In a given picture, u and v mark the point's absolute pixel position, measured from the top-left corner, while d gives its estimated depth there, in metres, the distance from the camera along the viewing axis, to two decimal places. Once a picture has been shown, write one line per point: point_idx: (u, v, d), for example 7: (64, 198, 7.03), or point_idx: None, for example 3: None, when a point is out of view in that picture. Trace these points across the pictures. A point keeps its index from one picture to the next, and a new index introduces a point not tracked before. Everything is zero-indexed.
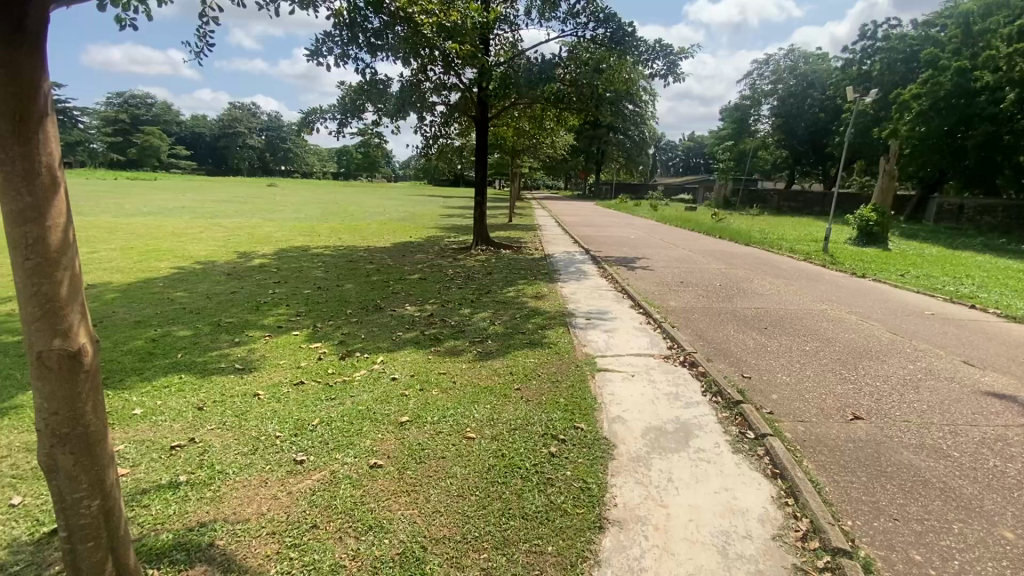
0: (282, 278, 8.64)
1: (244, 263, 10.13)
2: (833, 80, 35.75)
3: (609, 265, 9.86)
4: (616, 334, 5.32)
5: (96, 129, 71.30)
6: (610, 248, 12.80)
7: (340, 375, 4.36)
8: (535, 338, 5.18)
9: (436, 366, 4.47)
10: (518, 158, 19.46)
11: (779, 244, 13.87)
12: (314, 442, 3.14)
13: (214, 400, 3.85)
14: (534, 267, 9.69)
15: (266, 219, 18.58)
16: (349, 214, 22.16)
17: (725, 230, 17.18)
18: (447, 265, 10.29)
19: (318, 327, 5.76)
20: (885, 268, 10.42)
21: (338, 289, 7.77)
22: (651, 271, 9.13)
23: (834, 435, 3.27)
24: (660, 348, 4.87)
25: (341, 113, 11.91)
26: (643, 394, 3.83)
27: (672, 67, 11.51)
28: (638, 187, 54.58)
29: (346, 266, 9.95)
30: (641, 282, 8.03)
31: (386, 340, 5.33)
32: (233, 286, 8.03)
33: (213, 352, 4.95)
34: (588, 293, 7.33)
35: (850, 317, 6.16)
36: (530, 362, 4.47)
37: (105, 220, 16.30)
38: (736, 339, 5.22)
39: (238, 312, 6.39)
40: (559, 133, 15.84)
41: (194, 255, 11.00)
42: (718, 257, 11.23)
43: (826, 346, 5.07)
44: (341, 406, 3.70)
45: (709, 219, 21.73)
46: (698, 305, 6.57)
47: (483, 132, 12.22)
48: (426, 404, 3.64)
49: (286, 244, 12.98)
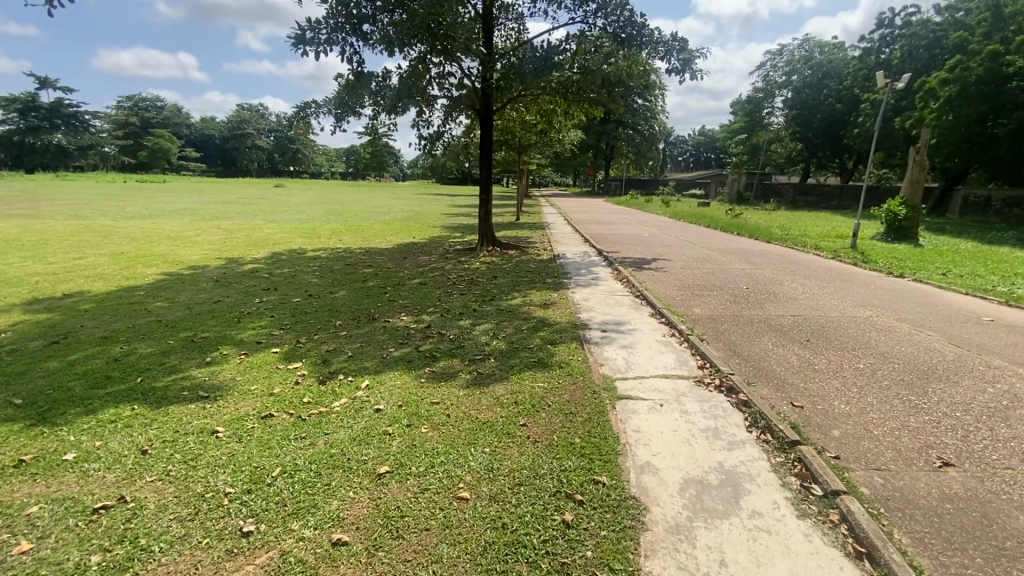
0: (272, 285, 8.08)
1: (236, 268, 9.60)
2: (850, 70, 34.64)
3: (623, 267, 9.15)
4: (636, 351, 4.64)
5: (108, 132, 71.94)
6: (623, 247, 12.13)
7: (316, 405, 3.73)
8: (543, 357, 4.53)
9: (428, 394, 3.83)
10: (525, 154, 18.81)
11: (803, 241, 13.09)
12: (268, 505, 2.51)
13: (165, 440, 3.25)
14: (542, 270, 9.05)
15: (267, 221, 18.09)
16: (353, 214, 21.63)
17: (743, 226, 16.43)
18: (450, 267, 9.67)
19: (301, 344, 5.16)
20: (923, 266, 9.61)
21: (330, 298, 7.18)
22: (669, 274, 8.43)
23: (923, 491, 2.59)
24: (689, 368, 4.19)
25: (337, 108, 11.35)
26: (676, 431, 3.16)
27: (687, 63, 10.77)
28: (647, 183, 53.84)
29: (341, 270, 9.37)
30: (660, 286, 7.34)
31: (374, 360, 4.70)
32: (218, 294, 7.48)
33: (178, 376, 4.36)
34: (601, 299, 6.65)
35: (901, 327, 5.42)
36: (538, 388, 3.81)
37: (102, 224, 15.90)
38: (777, 355, 4.51)
39: (216, 326, 5.82)
40: (567, 127, 15.21)
41: (186, 260, 10.51)
42: (740, 256, 10.50)
43: (883, 363, 4.35)
44: (311, 449, 3.08)
45: (724, 215, 20.92)
46: (727, 313, 5.86)
47: (486, 127, 11.56)
48: (412, 447, 2.99)
49: (282, 247, 12.45)
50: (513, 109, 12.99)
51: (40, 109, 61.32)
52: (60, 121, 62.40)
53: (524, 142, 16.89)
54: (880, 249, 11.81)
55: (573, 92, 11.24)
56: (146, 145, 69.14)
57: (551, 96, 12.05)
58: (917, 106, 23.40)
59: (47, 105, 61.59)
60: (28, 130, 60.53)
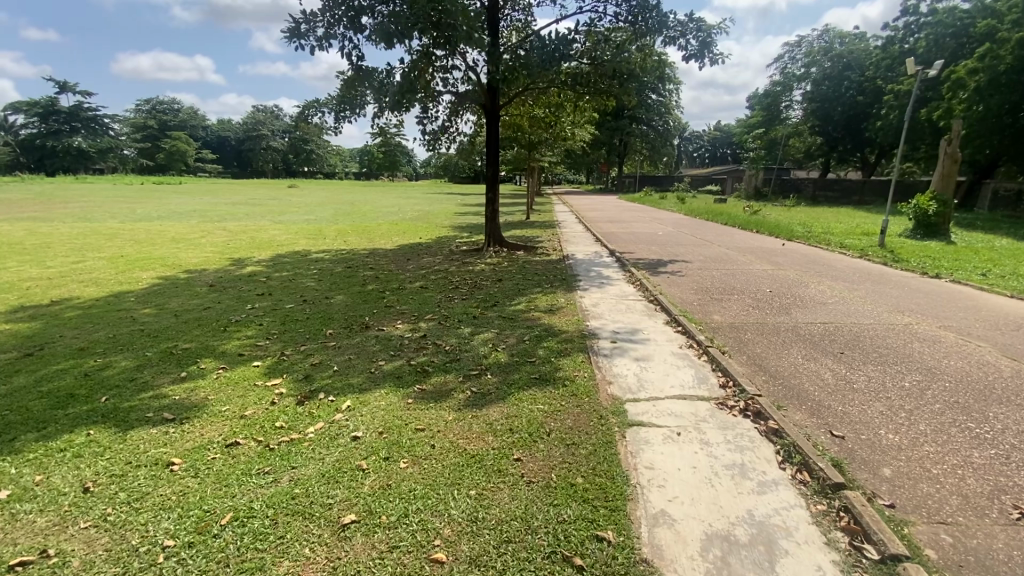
0: (267, 289, 7.73)
1: (235, 270, 9.32)
2: (872, 61, 33.47)
3: (637, 268, 8.66)
4: (650, 367, 4.16)
5: (127, 135, 72.96)
6: (636, 247, 11.64)
7: (289, 430, 3.33)
8: (545, 372, 4.08)
9: (414, 418, 3.41)
10: (536, 151, 18.31)
11: (827, 239, 12.44)
12: (208, 566, 2.13)
13: (112, 476, 2.89)
14: (550, 272, 8.59)
15: (275, 222, 17.87)
16: (362, 215, 21.35)
17: (762, 223, 15.77)
18: (454, 269, 9.27)
19: (285, 355, 4.77)
20: (959, 265, 8.95)
21: (325, 304, 6.80)
22: (686, 276, 7.91)
23: (1003, 554, 2.10)
24: (711, 388, 3.70)
25: (339, 106, 10.97)
26: (696, 469, 2.70)
27: (707, 45, 10.21)
28: (662, 180, 52.91)
29: (342, 273, 9.02)
30: (676, 289, 6.84)
31: (360, 375, 4.29)
32: (210, 300, 7.16)
33: (146, 395, 4.00)
34: (612, 305, 6.18)
35: (947, 336, 4.87)
36: (537, 412, 3.37)
37: (110, 226, 15.77)
38: (808, 371, 4.01)
39: (200, 336, 5.47)
40: (578, 122, 14.71)
41: (186, 262, 10.27)
42: (761, 256, 9.90)
43: (931, 380, 3.83)
44: (273, 487, 2.69)
45: (742, 212, 20.23)
46: (750, 321, 5.36)
47: (493, 122, 11.11)
48: (387, 488, 2.59)
49: (285, 248, 12.17)
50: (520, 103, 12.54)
51: (61, 113, 62.69)
52: (79, 124, 63.72)
53: (534, 138, 16.41)
54: (910, 247, 11.13)
55: (582, 84, 10.72)
56: (163, 148, 70.15)
57: (560, 89, 11.55)
58: (944, 97, 22.39)
59: (67, 109, 62.95)
60: (50, 134, 62.05)
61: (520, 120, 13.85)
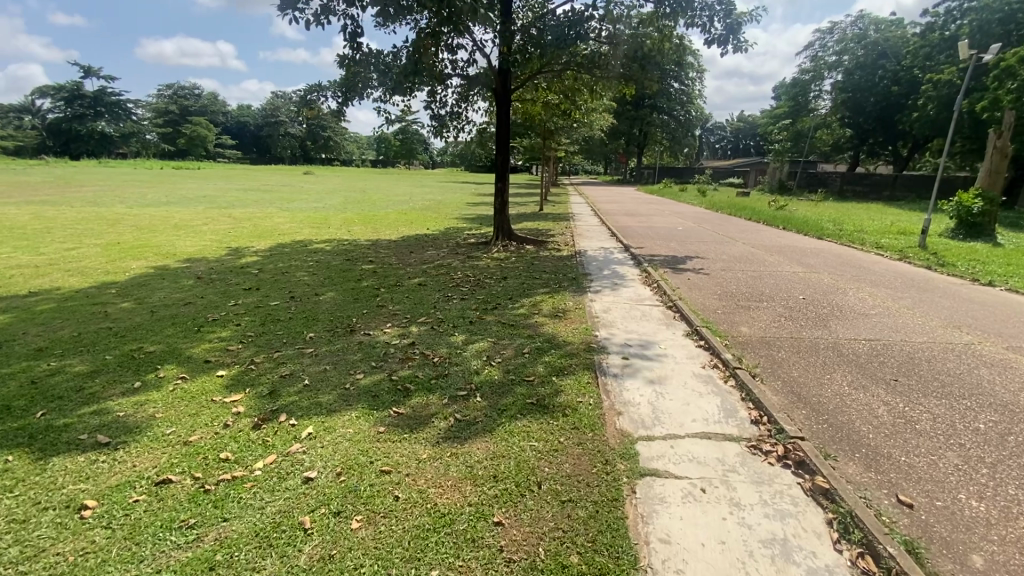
0: (256, 283, 7.25)
1: (229, 261, 8.84)
2: (909, 49, 31.74)
3: (654, 267, 7.97)
4: (667, 392, 3.54)
5: (148, 120, 73.46)
6: (653, 242, 10.93)
7: (232, 467, 2.79)
8: (543, 397, 3.48)
9: (382, 453, 2.86)
10: (551, 140, 17.54)
11: (861, 238, 11.60)
12: None
13: (12, 522, 2.39)
14: (560, 270, 7.98)
15: (282, 210, 17.43)
16: (372, 204, 20.83)
17: (788, 219, 14.91)
18: (457, 264, 8.70)
19: (253, 365, 4.26)
20: (1014, 271, 8.10)
21: (313, 302, 6.27)
22: (709, 278, 7.22)
23: None
24: (740, 425, 3.08)
25: (342, 90, 10.36)
26: (724, 546, 2.10)
27: (734, 31, 9.39)
28: (683, 171, 51.46)
29: (338, 267, 8.50)
30: (697, 293, 6.18)
31: (332, 392, 3.74)
32: (194, 294, 6.69)
33: (88, 410, 3.50)
34: (625, 311, 5.53)
35: (1017, 360, 4.17)
36: (528, 452, 2.78)
37: (115, 211, 15.47)
38: (858, 405, 3.36)
39: (170, 337, 4.96)
40: (595, 108, 13.93)
41: (182, 251, 9.85)
42: (791, 256, 9.13)
43: (1012, 422, 3.15)
44: (192, 549, 2.17)
45: (766, 207, 19.25)
46: (783, 335, 4.70)
47: (503, 108, 10.44)
48: (328, 562, 2.04)
49: (286, 238, 11.71)
50: (534, 86, 11.83)
51: (86, 97, 63.45)
52: (103, 109, 64.52)
53: (548, 125, 15.65)
54: (954, 248, 10.24)
55: (598, 68, 9.97)
56: (184, 133, 70.60)
57: (576, 73, 10.81)
58: (990, 87, 21.01)
59: (91, 93, 63.68)
60: (75, 118, 63.03)
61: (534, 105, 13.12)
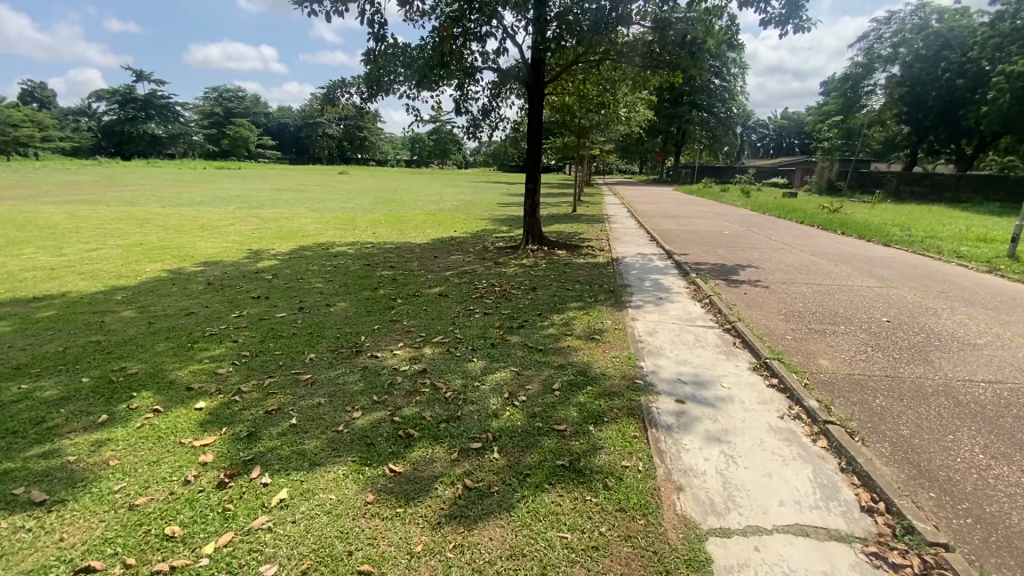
0: (267, 291, 6.74)
1: (246, 263, 8.45)
2: (976, 39, 29.35)
3: (703, 278, 7.10)
4: (740, 455, 2.74)
5: (195, 122, 76.22)
6: (698, 248, 10.01)
7: (174, 553, 2.17)
8: (576, 457, 2.73)
9: (364, 540, 2.18)
10: (586, 137, 16.72)
11: (934, 247, 10.38)
12: None
13: None
14: (596, 279, 7.23)
15: (311, 210, 17.25)
16: (402, 204, 20.51)
17: (846, 223, 13.69)
18: (483, 272, 8.05)
19: (239, 395, 3.67)
20: None
21: (323, 314, 5.68)
22: (769, 293, 6.31)
23: None
24: (848, 516, 2.26)
25: (366, 85, 9.82)
26: None
27: (797, 7, 8.43)
28: (723, 170, 49.53)
29: (357, 272, 7.96)
30: (758, 313, 5.32)
31: (321, 436, 3.10)
32: (199, 302, 6.23)
33: (34, 453, 2.96)
34: (675, 334, 4.73)
35: None
36: (558, 555, 2.04)
37: (147, 211, 15.54)
38: (1008, 488, 2.48)
39: (158, 356, 4.44)
40: (634, 103, 13.05)
41: (202, 252, 9.57)
42: (859, 267, 8.07)
43: None
44: None
45: (819, 208, 17.92)
46: (875, 374, 3.83)
47: (536, 102, 9.73)
48: None
49: (309, 239, 11.34)
50: (570, 78, 11.08)
51: (138, 100, 66.29)
52: (154, 112, 67.36)
53: (584, 122, 14.82)
54: None
55: (646, 56, 9.25)
56: (227, 134, 72.88)
57: (616, 63, 10.00)
58: None
59: (143, 97, 66.53)
60: (129, 120, 66.08)
61: (569, 98, 12.32)
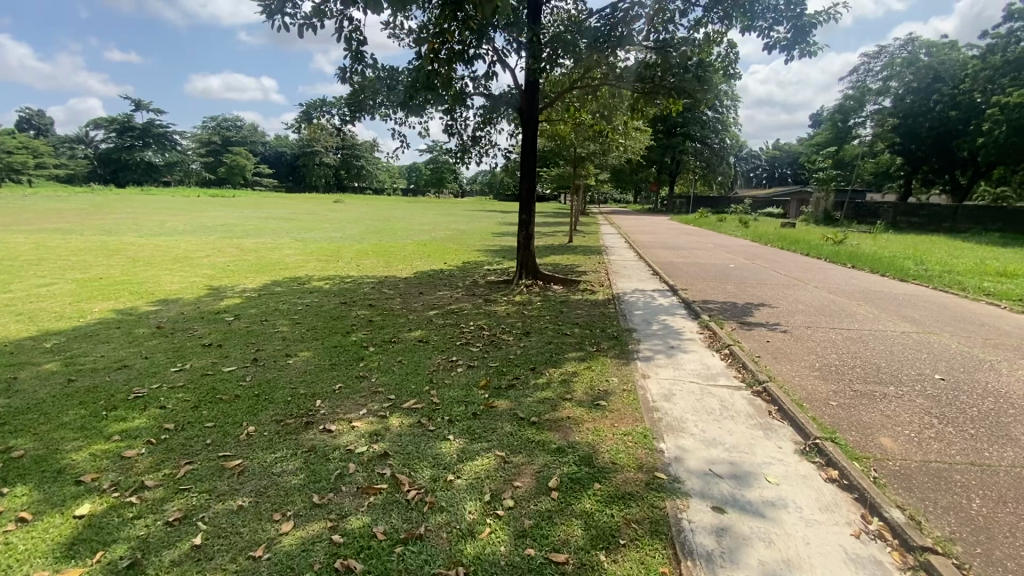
0: (221, 337, 5.89)
1: (207, 302, 7.65)
2: (966, 72, 29.56)
3: (716, 321, 6.36)
4: None
5: (192, 151, 76.37)
6: (703, 284, 9.31)
7: None
8: None
9: None
10: (581, 167, 16.22)
11: (955, 283, 9.70)
12: None
13: None
14: (596, 321, 6.49)
15: (295, 240, 16.54)
16: (391, 234, 19.83)
17: (854, 256, 13.08)
18: (470, 312, 7.26)
19: (138, 495, 2.80)
20: None
21: (277, 368, 4.83)
22: (793, 340, 5.56)
23: None
24: None
25: (347, 106, 9.16)
26: None
27: (804, 33, 7.92)
28: (718, 201, 49.57)
29: (329, 313, 7.14)
30: (789, 369, 4.54)
31: (228, 570, 2.23)
32: (137, 351, 5.37)
33: None
34: (694, 398, 3.94)
35: None
36: None
37: (122, 241, 14.76)
38: None
39: (58, 430, 3.57)
40: (632, 131, 12.54)
41: (164, 287, 8.79)
42: (884, 307, 7.34)
43: None
44: None
45: (822, 240, 17.38)
46: (957, 461, 3.04)
47: (529, 128, 9.13)
48: None
49: (285, 273, 10.57)
50: (564, 105, 10.58)
51: (135, 129, 66.32)
52: (151, 140, 67.51)
53: (579, 151, 14.33)
54: None
55: (646, 81, 8.70)
56: (224, 162, 72.98)
57: (613, 88, 9.46)
58: None
59: (140, 125, 66.61)
60: (125, 148, 65.96)
61: (563, 126, 11.79)
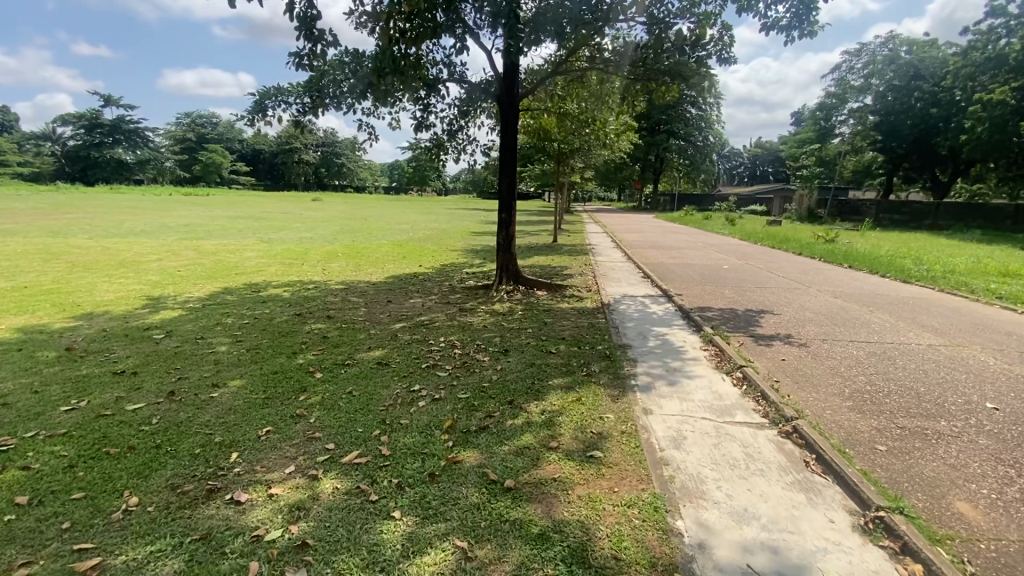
0: (141, 361, 4.94)
1: (142, 315, 6.69)
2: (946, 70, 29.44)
3: (720, 333, 5.61)
4: None
5: (166, 147, 73.93)
6: (698, 287, 8.60)
7: None
8: None
9: None
10: (567, 162, 15.42)
11: (964, 286, 9.07)
12: None
13: None
14: (586, 334, 5.69)
15: (263, 241, 15.50)
16: (368, 233, 18.82)
17: (853, 255, 12.46)
18: (441, 324, 6.38)
19: None
20: None
21: (197, 405, 3.90)
22: (811, 358, 4.81)
23: None
24: None
25: (305, 95, 8.21)
26: None
27: (806, 12, 7.21)
28: (703, 198, 49.38)
29: (279, 328, 6.19)
30: (818, 400, 3.78)
31: None
32: (27, 382, 4.40)
33: None
34: (711, 444, 3.13)
35: None
36: None
37: (70, 243, 13.58)
38: None
39: None
40: (620, 124, 11.76)
41: (98, 296, 7.80)
42: (900, 314, 6.67)
43: None
44: None
45: (815, 237, 16.80)
46: None
47: (508, 120, 8.29)
48: None
49: (243, 278, 9.61)
50: (546, 92, 9.73)
51: (104, 125, 63.90)
52: (122, 137, 65.05)
53: (565, 145, 13.51)
54: None
55: (637, 65, 7.90)
56: (199, 159, 70.68)
57: (601, 73, 8.63)
58: None
59: (109, 122, 64.14)
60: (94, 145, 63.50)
61: (547, 118, 10.98)
